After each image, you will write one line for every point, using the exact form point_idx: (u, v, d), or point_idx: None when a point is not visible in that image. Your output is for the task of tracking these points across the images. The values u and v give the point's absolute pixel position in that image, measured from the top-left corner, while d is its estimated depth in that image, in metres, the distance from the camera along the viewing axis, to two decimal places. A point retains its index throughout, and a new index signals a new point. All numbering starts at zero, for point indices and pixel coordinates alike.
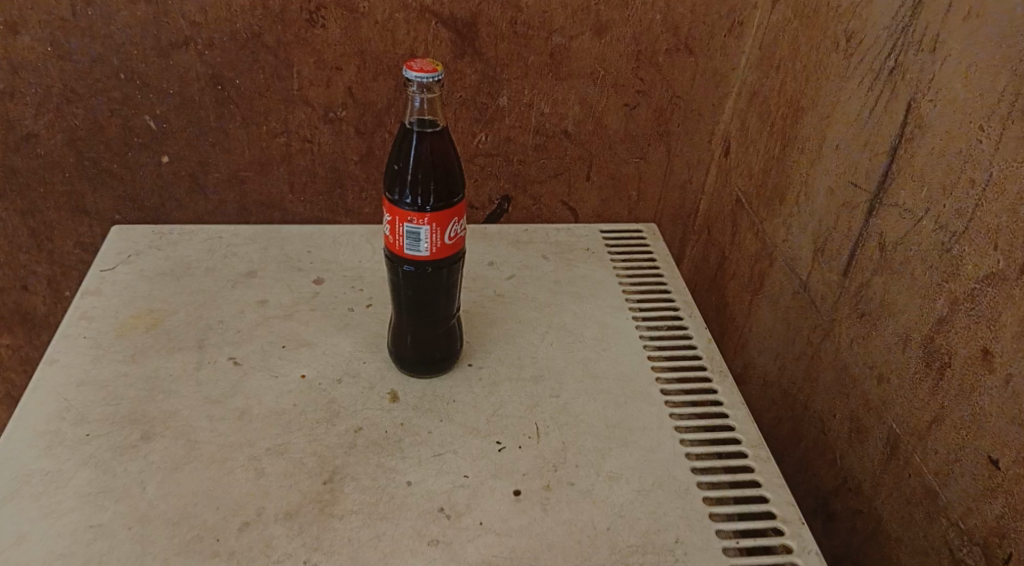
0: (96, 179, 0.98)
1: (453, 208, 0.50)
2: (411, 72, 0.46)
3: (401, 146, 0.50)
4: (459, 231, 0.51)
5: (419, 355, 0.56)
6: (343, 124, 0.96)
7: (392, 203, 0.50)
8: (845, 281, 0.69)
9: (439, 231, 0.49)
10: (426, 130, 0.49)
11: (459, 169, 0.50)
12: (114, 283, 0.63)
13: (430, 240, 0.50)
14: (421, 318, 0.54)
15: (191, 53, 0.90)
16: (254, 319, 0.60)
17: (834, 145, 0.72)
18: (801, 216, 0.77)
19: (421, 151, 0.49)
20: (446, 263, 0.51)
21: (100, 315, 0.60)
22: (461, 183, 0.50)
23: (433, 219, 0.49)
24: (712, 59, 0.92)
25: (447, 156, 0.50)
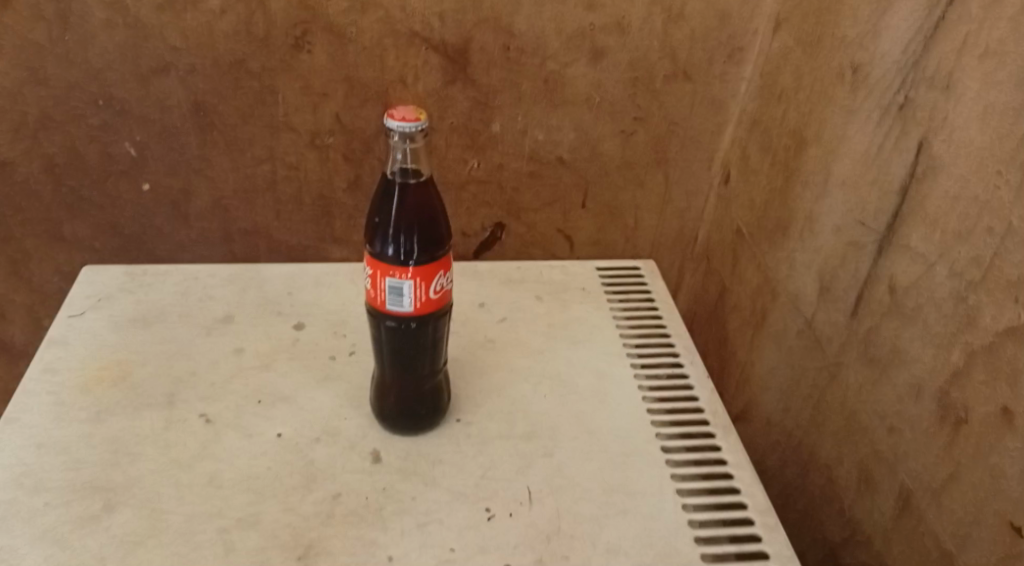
0: (75, 207, 0.95)
1: (438, 261, 0.47)
2: (393, 121, 0.44)
3: (383, 197, 0.47)
4: (445, 283, 0.48)
5: (403, 411, 0.53)
6: (330, 151, 0.93)
7: (372, 256, 0.47)
8: (853, 324, 0.66)
9: (424, 285, 0.47)
10: (409, 181, 0.47)
11: (444, 219, 0.48)
12: (82, 332, 0.60)
13: (413, 295, 0.47)
14: (405, 372, 0.51)
15: (172, 79, 0.87)
16: (228, 370, 0.57)
17: (840, 181, 0.69)
18: (805, 252, 0.74)
19: (404, 202, 0.46)
20: (431, 317, 0.49)
21: (65, 367, 0.57)
22: (447, 234, 0.48)
23: (417, 272, 0.46)
24: (712, 85, 0.89)
25: (431, 206, 0.47)
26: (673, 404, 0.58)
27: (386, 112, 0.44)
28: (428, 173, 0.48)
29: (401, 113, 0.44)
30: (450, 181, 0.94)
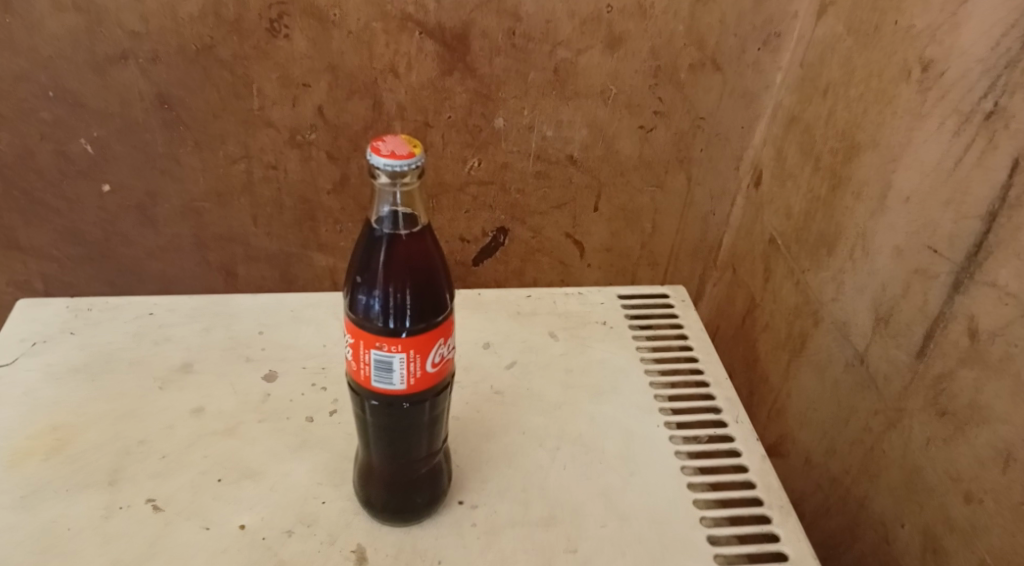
0: (29, 211, 0.84)
1: (437, 329, 0.41)
2: (378, 158, 0.37)
3: (369, 251, 0.41)
4: (444, 354, 0.42)
5: (393, 499, 0.46)
6: (312, 149, 0.82)
7: (357, 324, 0.41)
8: (919, 367, 0.57)
9: (420, 358, 0.41)
10: (401, 232, 0.41)
11: (444, 279, 0.42)
12: (13, 388, 0.53)
13: (407, 371, 0.41)
14: (398, 454, 0.45)
15: (132, 68, 0.76)
16: (186, 438, 0.51)
17: (903, 197, 0.59)
18: (856, 275, 0.65)
19: (395, 258, 0.40)
20: (427, 394, 0.42)
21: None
22: (448, 297, 0.42)
23: (410, 344, 0.40)
24: (744, 76, 0.79)
25: (428, 263, 0.41)
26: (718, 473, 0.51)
27: (371, 147, 0.38)
28: (425, 221, 0.42)
29: (390, 149, 0.39)
30: (447, 182, 0.84)
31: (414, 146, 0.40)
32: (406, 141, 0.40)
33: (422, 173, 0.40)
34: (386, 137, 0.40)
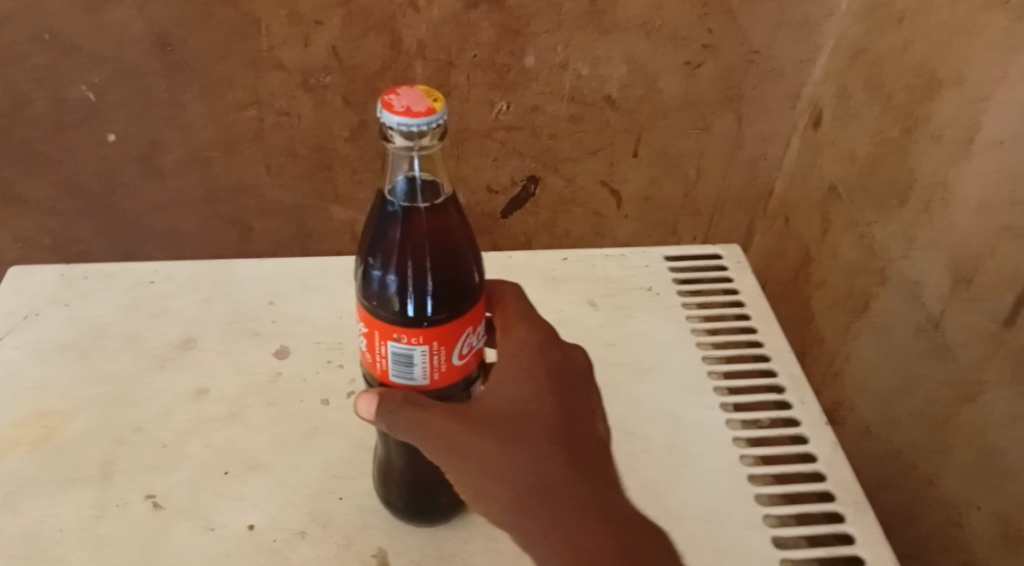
0: (29, 162, 0.79)
1: (459, 320, 0.42)
2: (392, 116, 0.36)
3: (383, 229, 0.42)
4: (470, 344, 0.43)
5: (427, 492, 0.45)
6: (326, 93, 0.76)
7: (373, 313, 0.42)
8: (1006, 336, 0.51)
9: (443, 350, 0.41)
10: (417, 208, 0.42)
11: (466, 259, 0.43)
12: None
13: (431, 364, 0.42)
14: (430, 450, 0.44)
15: (129, 6, 0.70)
16: (186, 425, 0.49)
17: (995, 142, 0.52)
18: (932, 230, 0.58)
19: (411, 237, 0.41)
20: (453, 385, 0.43)
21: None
22: (470, 279, 0.43)
23: (431, 337, 0.41)
24: (804, 3, 0.70)
25: (448, 243, 0.42)
26: (770, 453, 0.52)
27: (382, 105, 0.37)
28: (447, 191, 0.43)
29: (404, 104, 0.37)
30: (472, 128, 0.77)
31: (433, 98, 0.38)
32: (423, 96, 0.38)
33: (440, 131, 0.38)
34: (401, 89, 0.39)
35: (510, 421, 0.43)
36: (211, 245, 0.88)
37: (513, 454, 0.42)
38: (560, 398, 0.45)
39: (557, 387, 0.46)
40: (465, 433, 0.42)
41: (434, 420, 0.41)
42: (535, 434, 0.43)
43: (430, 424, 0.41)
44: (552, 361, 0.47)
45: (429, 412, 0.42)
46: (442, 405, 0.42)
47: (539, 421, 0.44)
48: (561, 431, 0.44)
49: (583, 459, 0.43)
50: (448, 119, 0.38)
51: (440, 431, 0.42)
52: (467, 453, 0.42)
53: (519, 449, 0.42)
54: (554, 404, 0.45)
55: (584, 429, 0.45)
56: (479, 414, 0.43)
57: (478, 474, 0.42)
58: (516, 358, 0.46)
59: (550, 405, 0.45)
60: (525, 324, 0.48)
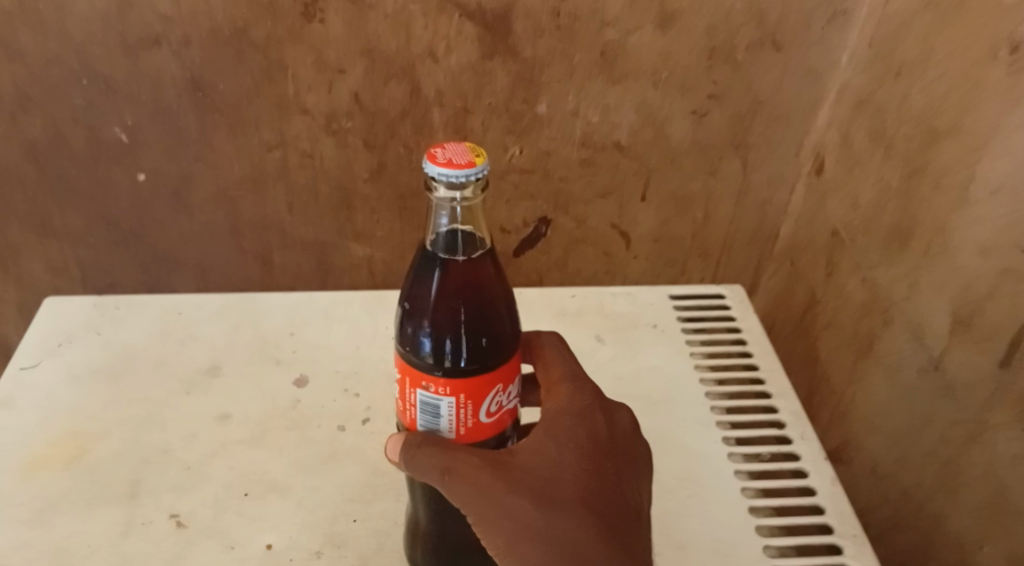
0: (63, 197, 0.83)
1: (489, 375, 0.44)
2: (434, 167, 0.41)
3: (423, 282, 0.46)
4: (499, 402, 0.46)
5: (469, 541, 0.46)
6: (349, 136, 0.79)
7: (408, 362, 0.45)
8: (1005, 378, 0.52)
9: (471, 404, 0.44)
10: (455, 263, 0.45)
11: (501, 316, 0.46)
12: (33, 392, 0.54)
13: (457, 417, 0.44)
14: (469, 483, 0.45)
15: (165, 53, 0.74)
16: (210, 448, 0.51)
17: (991, 189, 0.54)
18: (933, 273, 0.59)
19: (446, 289, 0.45)
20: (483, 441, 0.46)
21: (5, 440, 0.51)
22: (503, 333, 0.46)
23: (458, 391, 0.44)
24: (807, 55, 0.73)
25: (482, 298, 0.45)
26: (771, 487, 0.54)
27: (428, 157, 0.41)
28: (486, 245, 0.46)
29: (448, 158, 0.42)
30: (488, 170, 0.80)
31: (476, 153, 0.43)
32: (467, 151, 0.42)
33: (480, 183, 0.42)
34: (450, 145, 0.44)
35: (545, 488, 0.44)
36: (235, 278, 0.91)
37: (548, 524, 0.44)
38: (597, 459, 0.47)
39: (599, 455, 0.47)
40: (501, 494, 0.44)
41: (472, 477, 0.43)
42: (567, 490, 0.45)
43: (467, 479, 0.43)
44: (593, 433, 0.48)
45: (466, 469, 0.44)
46: (483, 463, 0.44)
47: (573, 480, 0.46)
48: (593, 491, 0.45)
49: (610, 521, 0.45)
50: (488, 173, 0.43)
51: (477, 489, 0.43)
52: (502, 516, 0.44)
53: (548, 503, 0.44)
54: (593, 478, 0.46)
55: (618, 501, 0.46)
56: (517, 476, 0.44)
57: (510, 537, 0.44)
58: (560, 424, 0.48)
59: (585, 464, 0.46)
60: (573, 390, 0.50)
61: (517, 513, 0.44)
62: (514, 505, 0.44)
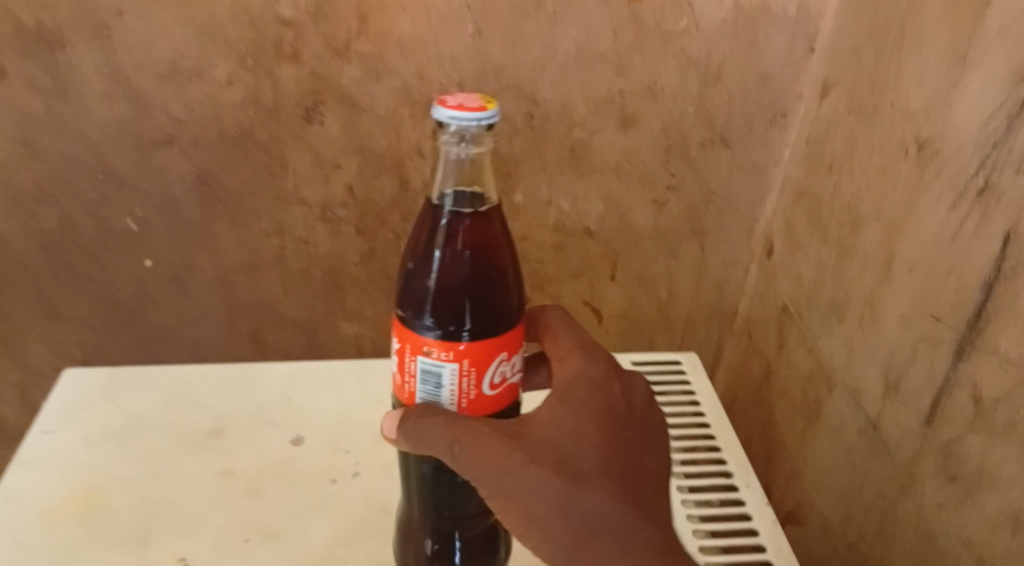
0: (72, 282, 0.89)
1: (490, 343, 0.49)
2: (446, 110, 0.45)
3: (431, 240, 0.51)
4: (498, 371, 0.50)
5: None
6: (341, 224, 0.87)
7: (411, 325, 0.50)
8: (929, 433, 0.58)
9: (473, 371, 0.49)
10: (462, 219, 0.50)
11: (501, 282, 0.51)
12: (50, 451, 0.59)
13: (459, 385, 0.49)
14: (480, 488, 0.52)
15: (176, 151, 0.82)
16: (213, 500, 0.56)
17: (906, 268, 0.61)
18: (866, 342, 0.66)
19: (454, 247, 0.50)
20: (482, 411, 0.51)
21: (24, 496, 0.55)
22: (502, 291, 0.51)
23: (461, 355, 0.48)
24: (752, 152, 0.82)
25: (486, 262, 0.51)
26: (719, 527, 0.60)
27: (439, 102, 0.46)
28: (492, 202, 0.52)
29: (457, 103, 0.46)
30: None
31: (484, 98, 0.47)
32: (476, 96, 0.47)
33: (486, 127, 0.47)
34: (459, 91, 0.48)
35: (561, 457, 0.49)
36: (229, 356, 0.97)
37: (565, 492, 0.48)
38: (608, 428, 0.51)
39: (611, 424, 0.52)
40: (519, 463, 0.48)
41: (484, 449, 0.48)
42: (582, 460, 0.49)
43: (474, 452, 0.48)
44: (599, 405, 0.52)
45: (472, 442, 0.48)
46: (493, 435, 0.48)
47: (587, 451, 0.50)
48: (606, 459, 0.50)
49: (624, 487, 0.49)
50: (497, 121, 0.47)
51: (496, 459, 0.48)
52: (515, 485, 0.48)
53: (564, 473, 0.49)
54: (600, 447, 0.50)
55: (632, 467, 0.51)
56: (532, 448, 0.49)
57: (529, 505, 0.48)
58: (574, 395, 0.52)
59: (596, 434, 0.51)
60: (584, 362, 0.55)
61: (528, 482, 0.48)
62: (531, 474, 0.48)
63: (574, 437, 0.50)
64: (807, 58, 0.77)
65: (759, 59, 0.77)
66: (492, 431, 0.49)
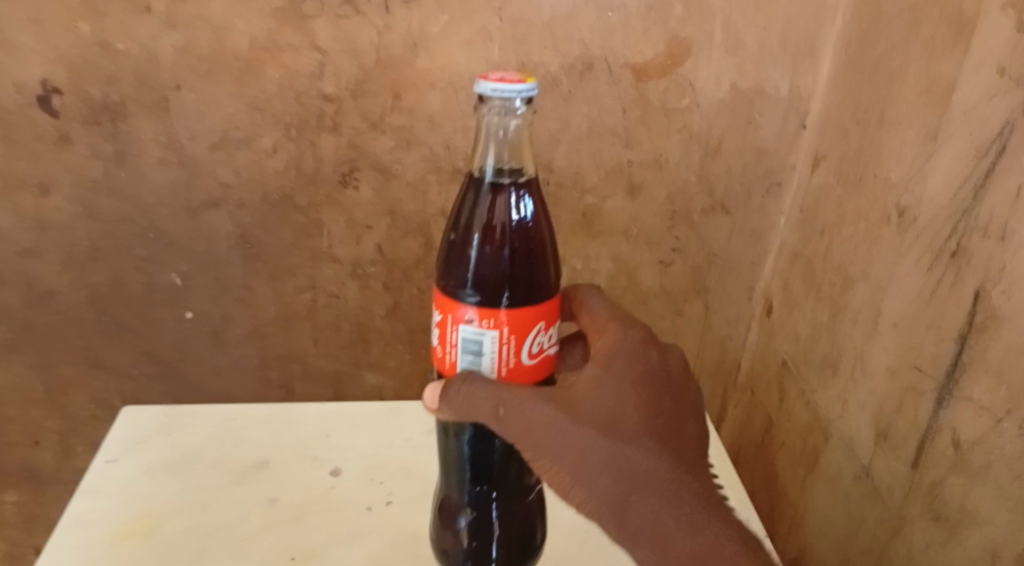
0: (116, 333, 0.95)
1: (526, 314, 0.58)
2: (485, 84, 0.54)
3: (473, 214, 0.61)
4: (534, 341, 0.60)
5: (510, 535, 0.63)
6: (370, 280, 0.94)
7: (456, 296, 0.60)
8: (915, 476, 0.63)
9: (511, 338, 0.58)
10: (501, 194, 0.60)
11: (536, 256, 0.61)
12: (117, 482, 0.68)
13: (499, 352, 0.58)
14: (513, 457, 0.62)
15: (221, 213, 0.89)
16: (262, 522, 0.65)
17: (891, 324, 0.67)
18: (857, 394, 0.71)
19: (494, 220, 0.60)
20: (522, 377, 0.60)
21: (96, 520, 0.64)
22: (535, 260, 0.61)
23: (500, 323, 0.58)
24: (751, 218, 0.89)
25: (521, 236, 0.61)
26: None
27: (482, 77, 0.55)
28: (527, 173, 0.62)
29: (496, 78, 0.55)
30: None
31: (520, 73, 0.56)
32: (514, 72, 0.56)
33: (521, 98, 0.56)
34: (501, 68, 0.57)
35: (603, 417, 0.58)
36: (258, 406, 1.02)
37: (606, 447, 0.57)
38: (646, 391, 0.60)
39: (648, 387, 0.60)
40: (566, 422, 0.57)
41: (531, 414, 0.57)
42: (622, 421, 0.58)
43: (521, 414, 0.57)
44: (636, 371, 0.60)
45: (517, 405, 0.57)
46: (540, 399, 0.57)
47: (627, 412, 0.58)
48: (644, 419, 0.58)
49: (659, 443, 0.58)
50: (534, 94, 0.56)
51: (545, 419, 0.57)
52: (562, 442, 0.57)
53: (605, 431, 0.57)
54: (638, 408, 0.59)
55: (666, 425, 0.59)
56: (578, 409, 0.58)
57: (575, 459, 0.57)
58: (615, 360, 0.61)
59: (635, 396, 0.59)
60: (621, 331, 0.63)
61: (574, 441, 0.57)
62: (577, 432, 0.57)
63: (616, 400, 0.58)
64: (798, 134, 0.85)
65: (756, 134, 0.85)
66: (539, 397, 0.57)
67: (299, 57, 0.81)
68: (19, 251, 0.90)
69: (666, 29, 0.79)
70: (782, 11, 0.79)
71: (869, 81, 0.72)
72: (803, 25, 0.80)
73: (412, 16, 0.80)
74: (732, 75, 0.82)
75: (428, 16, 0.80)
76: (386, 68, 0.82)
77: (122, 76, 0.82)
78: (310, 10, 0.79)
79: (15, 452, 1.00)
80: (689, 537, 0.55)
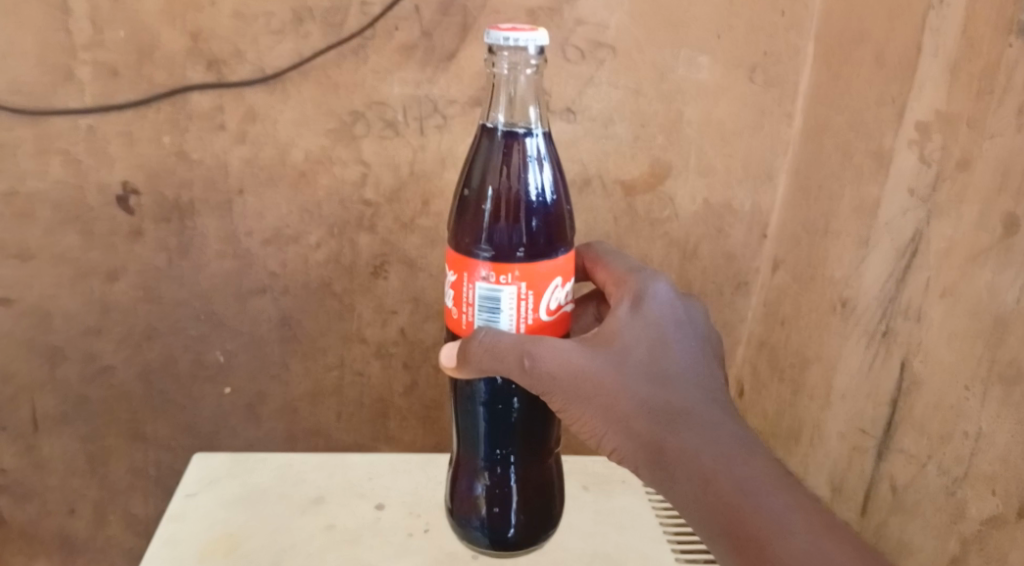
0: (160, 407, 1.07)
1: (539, 269, 0.66)
2: (495, 34, 0.63)
3: (486, 167, 0.70)
4: (549, 298, 0.68)
5: (525, 496, 0.75)
6: (392, 359, 1.07)
7: (470, 253, 0.68)
8: (864, 521, 0.75)
9: (526, 291, 0.66)
10: (511, 147, 0.69)
11: (549, 210, 0.70)
12: (197, 511, 0.80)
13: (515, 306, 0.66)
14: (529, 425, 0.74)
15: (266, 298, 1.03)
16: (322, 544, 0.77)
17: (841, 395, 0.81)
18: (816, 456, 0.85)
19: (503, 174, 0.69)
20: (540, 329, 0.68)
21: (183, 540, 0.76)
22: (548, 214, 0.69)
23: (514, 276, 0.65)
24: (723, 312, 1.04)
25: (534, 190, 0.69)
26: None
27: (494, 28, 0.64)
28: (537, 126, 0.70)
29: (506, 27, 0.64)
30: None
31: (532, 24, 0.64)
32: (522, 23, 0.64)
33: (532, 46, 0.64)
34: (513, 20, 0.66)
35: (625, 362, 0.66)
36: None
37: (627, 391, 0.65)
38: (664, 338, 0.69)
39: (666, 336, 0.69)
40: (592, 368, 0.65)
41: (557, 362, 0.64)
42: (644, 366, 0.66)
43: (547, 362, 0.64)
44: (655, 318, 0.70)
45: (541, 354, 0.64)
46: (565, 347, 0.65)
47: (648, 359, 0.67)
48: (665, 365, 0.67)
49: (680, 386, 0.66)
50: (544, 43, 0.65)
51: (573, 366, 0.65)
52: (590, 387, 0.65)
53: (626, 375, 0.66)
54: (658, 354, 0.67)
55: (687, 369, 0.68)
56: (602, 357, 0.66)
57: (602, 401, 0.65)
58: (632, 313, 0.70)
59: (653, 342, 0.68)
60: (636, 288, 0.73)
61: (600, 385, 0.65)
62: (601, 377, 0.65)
63: (635, 347, 0.67)
64: (761, 242, 1.01)
65: (726, 242, 1.01)
66: (563, 346, 0.65)
67: (347, 169, 0.97)
68: (84, 330, 1.02)
69: (651, 155, 0.97)
70: (745, 143, 0.97)
71: (815, 201, 0.89)
72: (761, 154, 0.97)
73: (442, 138, 0.96)
74: (704, 192, 0.99)
75: (456, 139, 0.96)
76: (419, 180, 0.98)
77: (194, 180, 0.97)
78: (358, 130, 0.96)
79: (54, 518, 1.09)
80: (724, 464, 0.61)
